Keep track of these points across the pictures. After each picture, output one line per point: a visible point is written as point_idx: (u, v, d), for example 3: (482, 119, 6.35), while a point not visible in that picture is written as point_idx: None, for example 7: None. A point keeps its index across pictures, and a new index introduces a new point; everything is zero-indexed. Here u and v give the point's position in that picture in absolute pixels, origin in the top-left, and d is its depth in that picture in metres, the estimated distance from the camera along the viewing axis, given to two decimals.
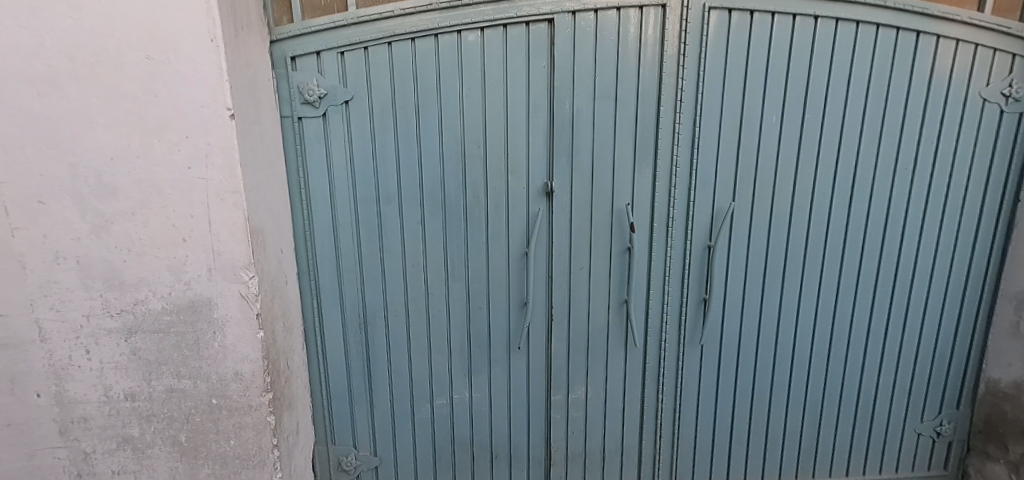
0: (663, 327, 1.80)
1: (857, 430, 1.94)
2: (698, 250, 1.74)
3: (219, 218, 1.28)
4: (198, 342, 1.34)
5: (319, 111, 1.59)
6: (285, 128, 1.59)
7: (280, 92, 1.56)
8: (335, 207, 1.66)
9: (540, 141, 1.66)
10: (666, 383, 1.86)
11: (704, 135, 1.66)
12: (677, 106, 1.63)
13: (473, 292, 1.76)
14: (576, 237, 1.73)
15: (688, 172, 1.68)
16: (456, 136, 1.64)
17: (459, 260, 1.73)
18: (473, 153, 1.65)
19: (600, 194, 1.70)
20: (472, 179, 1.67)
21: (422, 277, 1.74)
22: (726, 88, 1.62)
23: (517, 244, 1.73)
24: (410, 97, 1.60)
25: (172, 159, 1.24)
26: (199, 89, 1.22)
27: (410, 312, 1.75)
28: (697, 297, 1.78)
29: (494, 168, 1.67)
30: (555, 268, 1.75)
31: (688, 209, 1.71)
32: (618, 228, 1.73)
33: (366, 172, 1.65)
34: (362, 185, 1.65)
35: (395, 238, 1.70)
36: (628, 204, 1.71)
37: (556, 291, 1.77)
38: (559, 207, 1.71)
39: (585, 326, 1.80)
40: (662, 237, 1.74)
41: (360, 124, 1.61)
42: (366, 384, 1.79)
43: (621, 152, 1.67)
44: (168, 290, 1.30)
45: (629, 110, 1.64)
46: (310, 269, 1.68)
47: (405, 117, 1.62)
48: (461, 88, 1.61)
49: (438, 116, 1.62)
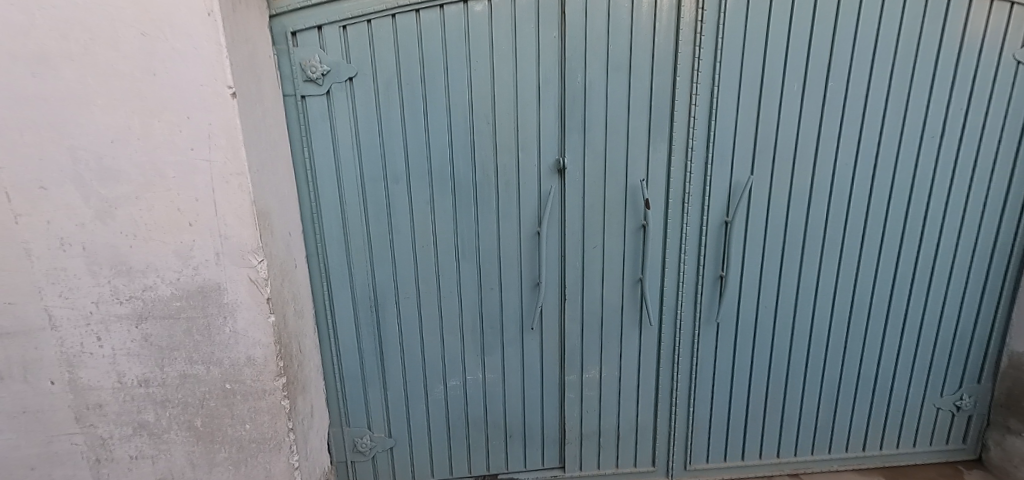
0: (679, 305, 1.77)
1: (876, 406, 1.91)
2: (715, 226, 1.70)
3: (225, 201, 1.25)
4: (209, 328, 1.32)
5: (323, 89, 1.54)
6: (288, 108, 1.54)
7: (282, 70, 1.52)
8: (342, 189, 1.62)
9: (551, 116, 1.60)
10: (681, 361, 1.83)
11: (723, 107, 1.59)
12: (693, 76, 1.57)
13: (485, 273, 1.73)
14: (589, 215, 1.69)
15: (704, 146, 1.63)
16: (465, 112, 1.59)
17: (470, 241, 1.70)
18: (483, 130, 1.60)
19: (613, 170, 1.65)
20: (482, 156, 1.63)
21: (433, 258, 1.71)
22: (745, 55, 1.55)
23: (528, 223, 1.69)
24: (416, 71, 1.55)
25: (174, 140, 1.21)
26: (198, 67, 1.17)
27: (421, 293, 1.73)
28: (714, 275, 1.74)
29: (504, 145, 1.62)
30: (568, 246, 1.72)
31: (704, 184, 1.66)
32: (633, 204, 1.68)
33: (373, 152, 1.60)
34: (369, 165, 1.61)
35: (404, 219, 1.67)
36: (643, 181, 1.66)
37: (569, 271, 1.74)
38: (572, 184, 1.66)
39: (599, 305, 1.77)
40: (678, 214, 1.69)
41: (365, 102, 1.57)
42: (379, 367, 1.79)
43: (636, 125, 1.62)
44: (177, 275, 1.28)
45: (644, 81, 1.58)
46: (319, 252, 1.66)
47: (412, 93, 1.57)
48: (470, 61, 1.55)
49: (446, 91, 1.57)
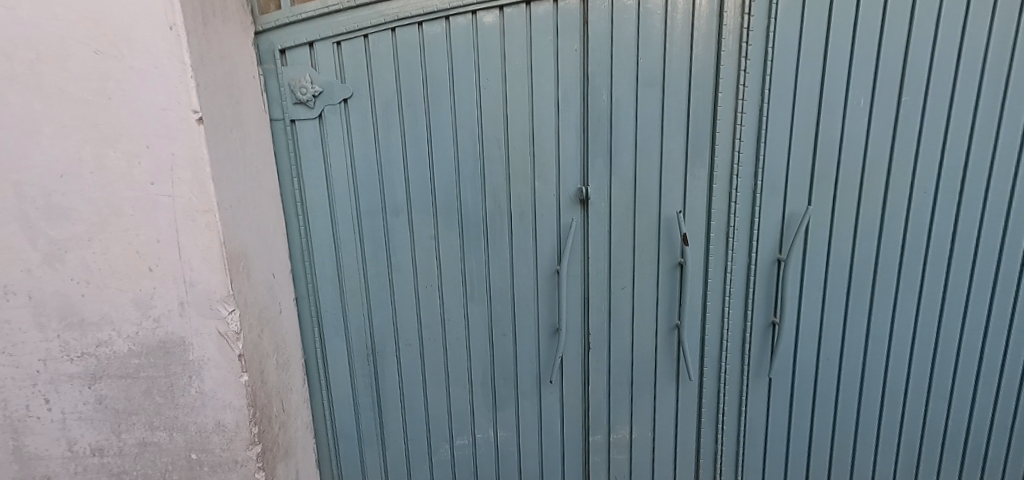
0: (724, 357, 1.51)
1: (967, 471, 1.65)
2: (766, 264, 1.45)
3: (190, 243, 1.07)
4: (172, 389, 1.14)
5: (315, 112, 1.37)
6: (276, 134, 1.38)
7: (269, 92, 1.35)
8: (336, 224, 1.44)
9: (572, 139, 1.40)
10: (727, 422, 1.57)
11: (773, 127, 1.37)
12: (739, 92, 1.35)
13: (497, 319, 1.52)
14: (617, 252, 1.47)
15: (752, 172, 1.40)
16: (475, 135, 1.40)
17: (480, 281, 1.50)
18: (494, 157, 1.41)
19: (645, 200, 1.44)
20: (493, 186, 1.43)
21: (438, 300, 1.50)
22: (800, 66, 1.34)
23: (547, 261, 1.48)
24: (419, 92, 1.37)
25: (131, 173, 1.04)
26: (159, 88, 1.00)
27: (424, 340, 1.53)
28: (765, 321, 1.49)
29: (519, 172, 1.42)
30: (592, 287, 1.49)
31: (753, 216, 1.42)
32: (668, 240, 1.45)
33: (371, 182, 1.43)
34: (366, 197, 1.43)
35: (406, 257, 1.48)
36: (681, 212, 1.43)
37: (594, 315, 1.51)
38: (596, 216, 1.45)
39: (628, 355, 1.54)
40: (721, 251, 1.45)
41: (362, 126, 1.39)
42: (377, 423, 1.59)
43: (670, 149, 1.40)
44: (135, 329, 1.10)
45: (681, 98, 1.37)
46: (310, 293, 1.48)
47: (415, 115, 1.38)
48: (478, 79, 1.36)
49: (452, 113, 1.38)
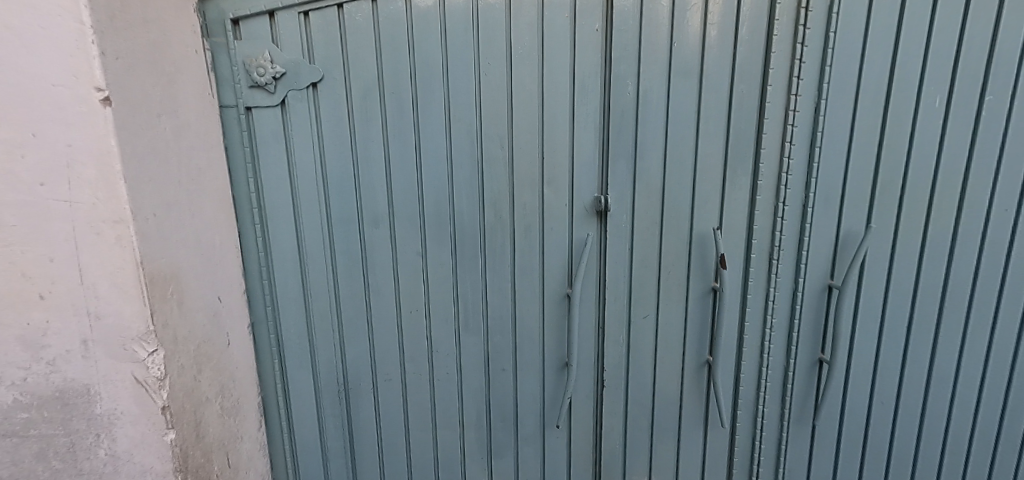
0: (762, 399, 1.28)
1: None
2: (815, 291, 1.23)
3: (96, 264, 0.81)
4: (74, 450, 0.89)
5: (276, 99, 1.11)
6: (228, 125, 1.12)
7: (219, 72, 1.09)
8: (302, 236, 1.19)
9: (590, 139, 1.17)
10: (763, 474, 1.34)
11: (830, 129, 1.15)
12: (792, 85, 1.13)
13: (495, 351, 1.28)
14: (640, 273, 1.24)
15: (802, 182, 1.18)
16: (473, 131, 1.16)
17: (475, 306, 1.25)
18: (495, 158, 1.17)
19: (674, 213, 1.20)
20: (493, 194, 1.19)
21: (425, 328, 1.26)
22: (866, 57, 1.11)
23: (555, 283, 1.24)
24: (406, 76, 1.12)
25: (15, 171, 0.77)
26: (49, 55, 0.74)
27: (407, 375, 1.29)
28: (811, 358, 1.26)
29: (525, 177, 1.18)
30: (609, 314, 1.26)
31: (801, 235, 1.20)
32: (701, 261, 1.22)
33: (346, 185, 1.17)
34: (338, 203, 1.18)
35: (386, 277, 1.23)
36: (718, 228, 1.20)
37: (610, 349, 1.27)
38: (616, 231, 1.21)
39: (649, 395, 1.30)
40: (764, 275, 1.22)
41: (334, 117, 1.14)
42: (350, 470, 1.34)
43: (707, 153, 1.17)
44: (22, 375, 0.84)
45: (722, 92, 1.14)
46: (269, 318, 1.22)
47: (400, 105, 1.14)
48: (479, 64, 1.12)
49: (445, 104, 1.14)
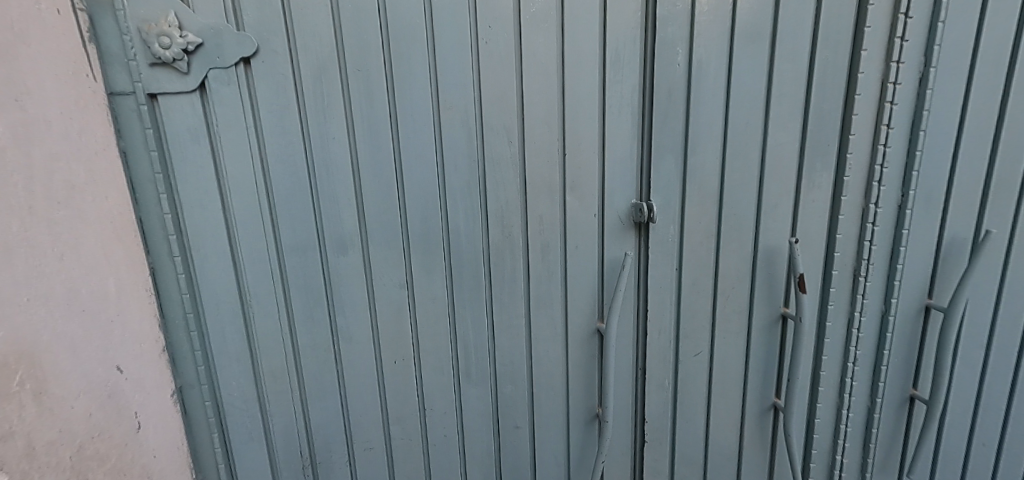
0: (841, 449, 1.03)
1: None
2: (909, 315, 0.97)
3: None
4: None
5: (192, 82, 0.79)
6: (123, 120, 0.79)
7: (103, 44, 0.76)
8: (242, 270, 0.88)
9: (626, 129, 0.89)
10: None
11: (938, 106, 0.88)
12: (893, 49, 0.85)
13: (506, 403, 1.00)
14: (692, 301, 0.96)
15: (899, 176, 0.91)
16: (470, 124, 0.88)
17: (479, 349, 0.97)
18: (501, 157, 0.89)
19: (736, 222, 0.93)
20: (501, 204, 0.91)
21: (414, 382, 0.97)
22: (991, 9, 0.84)
23: (582, 314, 0.98)
24: (376, 48, 0.83)
25: None
26: None
27: (393, 442, 0.99)
28: (900, 394, 1.01)
29: (541, 182, 0.91)
30: (651, 353, 0.98)
31: (896, 245, 0.93)
32: (768, 282, 0.96)
33: (300, 200, 0.87)
34: (291, 224, 0.87)
35: (360, 318, 0.92)
36: (794, 240, 0.93)
37: (653, 395, 1.00)
38: (660, 247, 0.93)
39: (701, 449, 1.04)
40: (846, 297, 0.96)
41: (278, 105, 0.83)
42: None
43: (779, 142, 0.90)
44: None
45: (800, 62, 0.86)
46: (202, 382, 0.90)
47: (371, 91, 0.84)
48: (477, 32, 0.84)
49: (433, 86, 0.86)
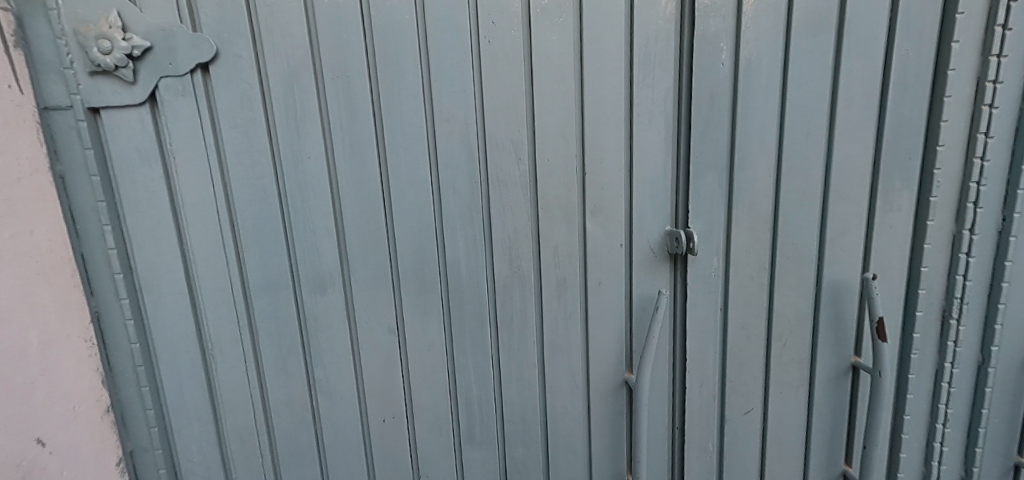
0: None
1: None
2: (1015, 366, 0.78)
3: None
4: None
5: (139, 94, 0.66)
6: (59, 139, 0.65)
7: (37, 49, 0.64)
8: (203, 313, 0.74)
9: (659, 142, 0.75)
10: None
11: None
12: (993, 40, 0.69)
13: (517, 467, 0.84)
14: (741, 348, 0.79)
15: (1000, 196, 0.74)
16: (471, 139, 0.74)
17: (485, 404, 0.82)
18: (508, 178, 0.75)
19: (794, 252, 0.77)
20: (509, 233, 0.77)
21: (407, 442, 0.82)
22: None
23: (607, 362, 0.82)
24: (359, 49, 0.69)
25: None
26: None
27: None
28: (1002, 464, 0.82)
29: (557, 207, 0.76)
30: (692, 411, 0.81)
31: (996, 280, 0.76)
32: (835, 325, 0.79)
33: (270, 231, 0.73)
34: (259, 260, 0.74)
35: (342, 369, 0.78)
36: (872, 277, 0.75)
37: (694, 461, 0.83)
38: (701, 283, 0.77)
39: None
40: (933, 343, 0.78)
41: (242, 119, 0.70)
42: None
43: (847, 156, 0.74)
44: None
45: (874, 58, 0.71)
46: (157, 446, 0.76)
47: (353, 101, 0.71)
48: (480, 29, 0.71)
49: (427, 95, 0.72)
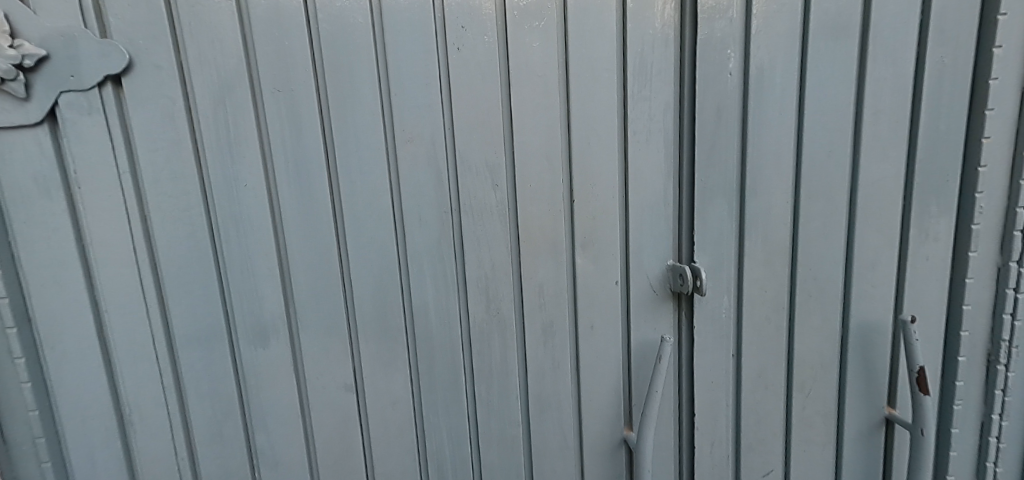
0: None
1: None
2: None
3: None
4: None
5: (34, 112, 0.54)
6: None
7: None
8: (118, 372, 0.62)
9: (658, 164, 0.65)
10: None
11: None
12: None
13: None
14: (757, 401, 0.68)
15: None
16: (439, 162, 0.63)
17: (459, 469, 0.70)
18: (484, 207, 0.64)
19: (816, 289, 0.66)
20: (485, 272, 0.65)
21: None
22: None
23: (603, 418, 0.70)
24: (305, 58, 0.59)
25: None
26: None
27: None
28: None
29: (541, 240, 0.65)
30: (701, 474, 0.69)
31: None
32: (864, 372, 0.68)
33: (199, 273, 0.61)
34: (186, 307, 0.62)
35: (289, 433, 0.66)
36: (912, 322, 0.64)
37: None
38: (710, 326, 0.67)
39: None
40: (977, 392, 0.68)
41: (163, 141, 0.58)
42: None
43: (874, 177, 0.64)
44: None
45: (903, 67, 0.62)
46: None
47: (298, 120, 0.60)
48: (449, 34, 0.60)
49: (386, 111, 0.61)
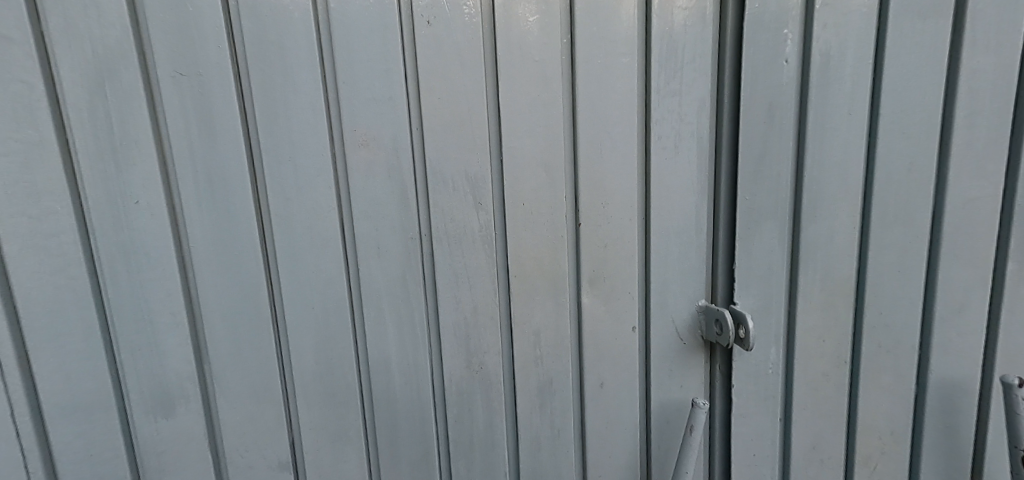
0: None
1: None
2: None
3: None
4: None
5: None
6: None
7: None
8: None
9: (689, 178, 0.50)
10: None
11: None
12: None
13: None
14: (810, 477, 0.54)
15: None
16: (403, 173, 0.47)
17: None
18: (463, 232, 0.49)
19: (888, 339, 0.52)
20: (465, 317, 0.50)
21: None
22: None
23: None
24: (225, 34, 0.43)
25: None
26: None
27: None
28: None
29: (537, 276, 0.50)
30: None
31: None
32: (944, 442, 0.54)
33: (75, 321, 0.45)
34: (59, 367, 0.45)
35: None
36: (1020, 385, 0.48)
37: None
38: (754, 386, 0.52)
39: None
40: None
41: (22, 142, 0.42)
42: None
43: (965, 198, 0.50)
44: None
45: (1002, 59, 0.48)
46: None
47: (210, 116, 0.44)
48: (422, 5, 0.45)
49: (335, 106, 0.46)
